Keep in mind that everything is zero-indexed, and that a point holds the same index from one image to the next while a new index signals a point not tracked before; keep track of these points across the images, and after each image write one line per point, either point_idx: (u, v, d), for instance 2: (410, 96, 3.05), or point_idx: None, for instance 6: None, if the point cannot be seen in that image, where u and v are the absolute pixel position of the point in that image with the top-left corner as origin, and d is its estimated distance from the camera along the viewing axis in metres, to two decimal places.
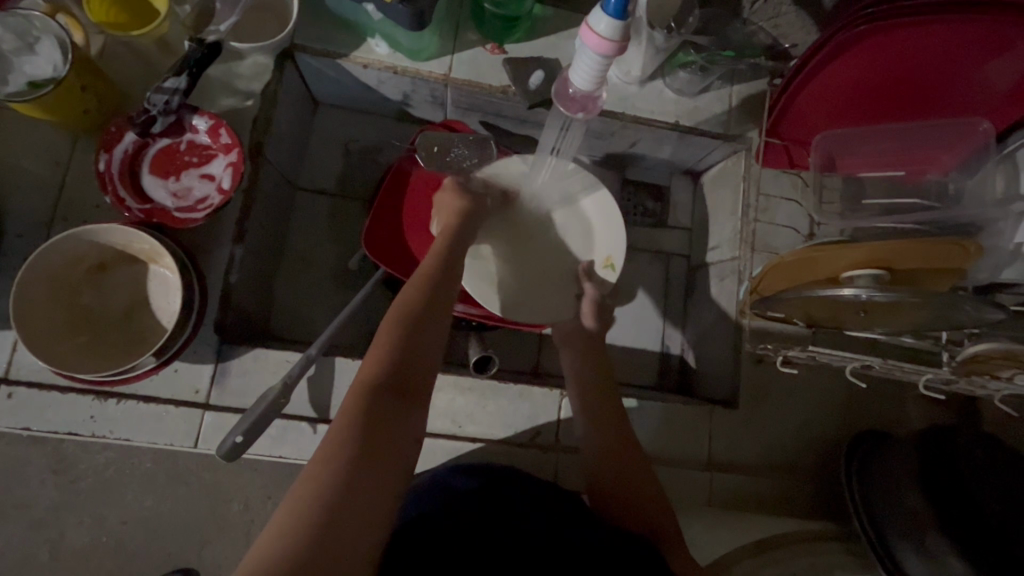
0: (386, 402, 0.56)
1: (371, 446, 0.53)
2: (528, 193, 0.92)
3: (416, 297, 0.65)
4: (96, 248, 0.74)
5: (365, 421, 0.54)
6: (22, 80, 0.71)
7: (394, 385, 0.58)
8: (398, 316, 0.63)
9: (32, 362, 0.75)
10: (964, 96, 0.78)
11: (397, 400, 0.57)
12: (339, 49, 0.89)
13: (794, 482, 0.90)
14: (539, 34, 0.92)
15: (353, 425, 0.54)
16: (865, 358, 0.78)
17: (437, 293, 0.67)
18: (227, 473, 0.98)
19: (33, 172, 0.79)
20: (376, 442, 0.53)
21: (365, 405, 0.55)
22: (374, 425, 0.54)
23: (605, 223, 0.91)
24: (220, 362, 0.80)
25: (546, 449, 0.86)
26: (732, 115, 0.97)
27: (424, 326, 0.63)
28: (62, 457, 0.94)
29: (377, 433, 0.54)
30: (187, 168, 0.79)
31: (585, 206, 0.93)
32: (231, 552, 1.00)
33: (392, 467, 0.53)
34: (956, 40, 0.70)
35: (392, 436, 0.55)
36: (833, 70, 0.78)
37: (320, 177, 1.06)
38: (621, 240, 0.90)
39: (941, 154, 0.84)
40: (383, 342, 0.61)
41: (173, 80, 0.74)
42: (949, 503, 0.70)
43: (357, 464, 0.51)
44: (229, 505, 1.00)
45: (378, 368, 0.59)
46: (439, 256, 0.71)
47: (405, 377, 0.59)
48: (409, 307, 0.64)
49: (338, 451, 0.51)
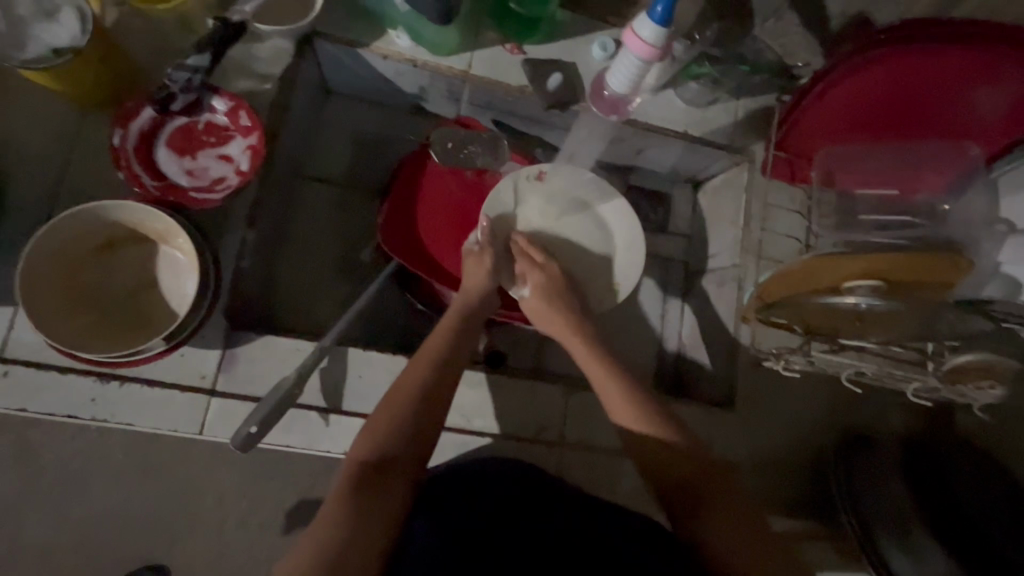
0: (374, 480, 0.62)
1: (356, 525, 0.58)
2: (549, 189, 0.91)
3: (418, 380, 0.69)
4: (106, 226, 0.73)
5: (354, 498, 0.60)
6: (39, 47, 0.68)
7: (385, 464, 0.64)
8: (399, 400, 0.68)
9: (28, 341, 0.73)
10: (952, 121, 0.83)
11: (385, 481, 0.63)
12: (360, 39, 0.88)
13: (784, 480, 0.93)
14: (558, 37, 0.93)
15: (343, 493, 0.61)
16: (864, 345, 0.78)
17: (438, 380, 0.70)
18: (206, 466, 0.94)
19: (38, 142, 0.77)
20: (359, 524, 0.59)
21: (356, 481, 0.62)
22: (364, 501, 0.60)
23: (621, 240, 0.91)
24: (228, 348, 0.78)
25: (552, 444, 0.87)
26: (737, 127, 1.00)
27: (425, 413, 0.68)
28: (30, 444, 0.89)
29: (363, 503, 0.60)
30: (204, 148, 0.78)
31: (600, 213, 0.92)
32: (206, 546, 0.96)
33: (367, 546, 0.58)
34: (956, 70, 0.75)
35: (374, 512, 0.60)
36: (840, 92, 0.82)
37: (328, 166, 1.05)
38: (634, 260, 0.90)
39: (932, 174, 0.87)
40: (383, 420, 0.66)
41: (195, 57, 0.74)
42: (931, 507, 0.75)
43: (342, 542, 0.57)
44: (205, 498, 0.95)
45: (376, 443, 0.65)
46: (453, 326, 0.77)
47: (392, 458, 0.64)
48: (409, 393, 0.68)
49: (327, 527, 0.57)
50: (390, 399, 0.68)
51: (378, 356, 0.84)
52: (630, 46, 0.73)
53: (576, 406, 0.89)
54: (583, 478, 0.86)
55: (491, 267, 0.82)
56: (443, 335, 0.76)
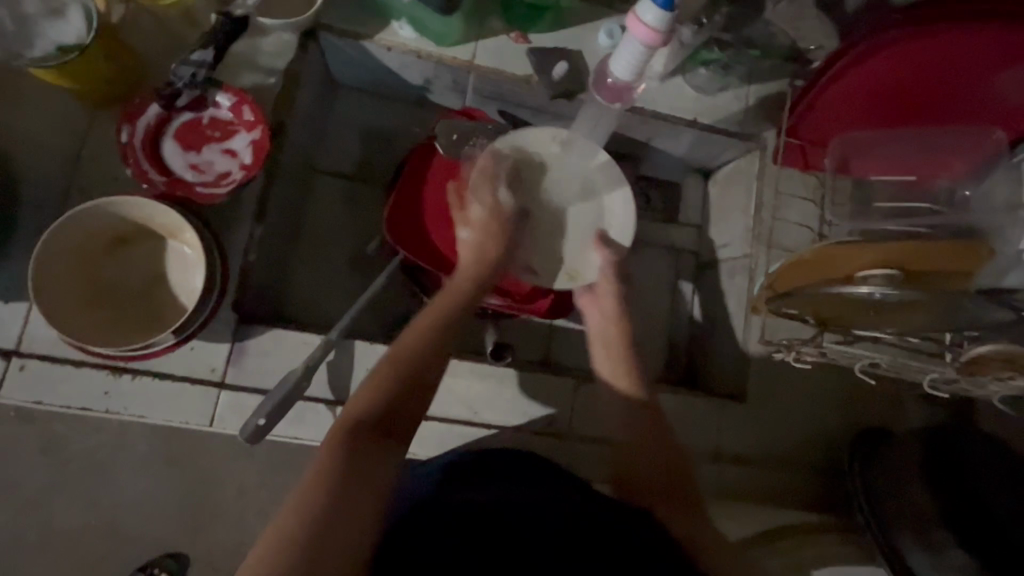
0: (365, 446, 0.58)
1: (343, 501, 0.54)
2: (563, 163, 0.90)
3: (412, 347, 0.66)
4: (117, 221, 0.74)
5: (342, 465, 0.56)
6: (48, 45, 0.70)
7: (378, 430, 0.60)
8: (389, 367, 0.65)
9: (43, 336, 0.75)
10: (972, 104, 0.80)
11: (376, 447, 0.59)
12: (365, 31, 0.88)
13: (798, 472, 0.92)
14: (564, 25, 0.92)
15: (331, 458, 0.57)
16: (878, 336, 0.75)
17: (431, 351, 0.67)
18: (221, 457, 0.95)
19: (50, 140, 0.78)
20: (351, 505, 0.54)
21: (348, 448, 0.58)
22: (352, 466, 0.57)
23: (616, 228, 0.89)
24: (237, 341, 0.79)
25: (560, 437, 0.87)
26: (748, 114, 0.98)
27: (417, 385, 0.65)
28: (51, 435, 0.91)
29: (352, 468, 0.56)
30: (209, 143, 0.78)
31: (606, 199, 0.90)
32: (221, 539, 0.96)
33: (354, 525, 0.53)
34: (974, 52, 0.73)
35: (366, 480, 0.56)
36: (855, 75, 0.79)
37: (335, 160, 1.04)
38: (620, 237, 0.88)
39: (957, 158, 0.84)
40: (380, 386, 0.63)
41: (200, 53, 0.75)
42: (952, 497, 0.73)
43: (322, 522, 0.52)
44: (222, 488, 0.95)
45: (365, 409, 0.61)
46: (451, 297, 0.74)
47: (382, 424, 0.61)
48: (399, 361, 0.65)
49: (308, 503, 0.53)
50: (387, 362, 0.65)
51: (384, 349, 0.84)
52: (633, 32, 0.71)
53: (585, 399, 0.88)
54: (592, 469, 0.86)
55: (500, 258, 0.81)
56: (439, 302, 0.73)
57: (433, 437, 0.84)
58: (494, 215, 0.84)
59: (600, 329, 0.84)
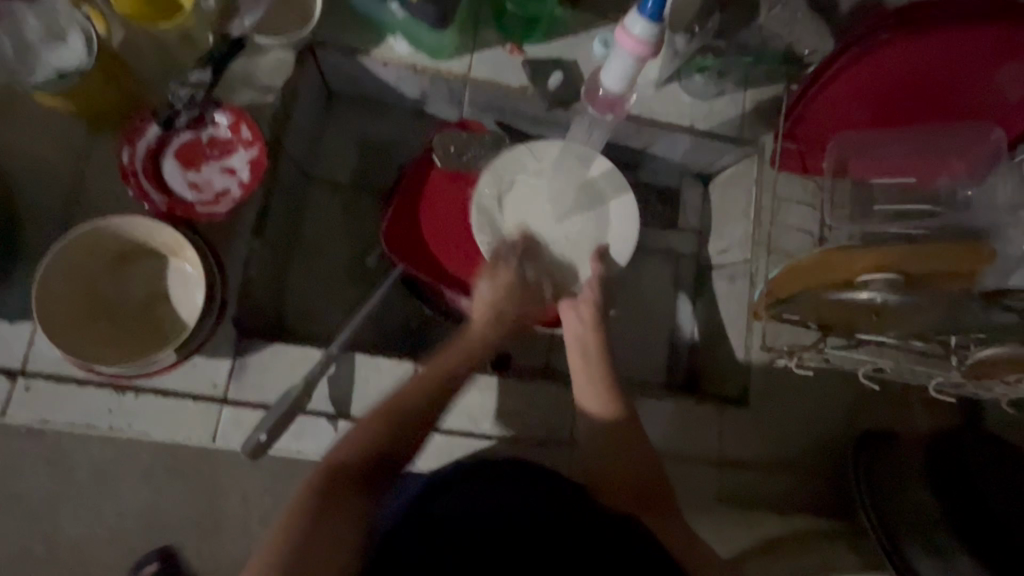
0: (343, 504, 0.62)
1: (304, 558, 0.58)
2: (566, 173, 0.92)
3: (410, 398, 0.69)
4: (117, 241, 0.75)
5: (311, 521, 0.60)
6: (48, 70, 0.71)
7: (358, 485, 0.64)
8: (382, 422, 0.67)
9: (47, 355, 0.76)
10: (967, 103, 0.80)
11: (346, 502, 0.62)
12: (360, 46, 0.89)
13: (800, 480, 0.91)
14: (558, 34, 0.92)
15: (304, 508, 0.61)
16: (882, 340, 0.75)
17: (425, 406, 0.69)
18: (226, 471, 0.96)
19: (54, 162, 0.80)
20: (308, 568, 0.58)
21: (322, 498, 0.62)
22: (321, 514, 0.61)
23: (616, 238, 0.90)
24: (238, 357, 0.80)
25: (561, 446, 0.86)
26: (745, 119, 0.98)
27: (401, 439, 0.68)
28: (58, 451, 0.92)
29: (321, 517, 0.60)
30: (207, 161, 0.79)
31: (607, 208, 0.91)
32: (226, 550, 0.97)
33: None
34: (968, 52, 0.74)
35: (333, 528, 0.60)
36: (852, 77, 0.79)
37: (334, 174, 1.05)
38: (618, 257, 0.89)
39: (954, 159, 0.82)
40: (365, 441, 0.66)
41: (198, 75, 0.80)
42: (956, 505, 0.72)
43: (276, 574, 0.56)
44: (227, 500, 0.96)
45: (346, 457, 0.65)
46: (459, 352, 0.75)
47: (358, 475, 0.64)
48: (393, 413, 0.68)
49: (274, 549, 0.58)
50: (371, 418, 0.68)
51: (384, 361, 0.84)
52: (622, 45, 0.71)
53: None
54: None
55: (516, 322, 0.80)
56: (448, 357, 0.74)
57: (434, 449, 0.85)
58: (513, 284, 0.83)
59: (583, 337, 0.83)
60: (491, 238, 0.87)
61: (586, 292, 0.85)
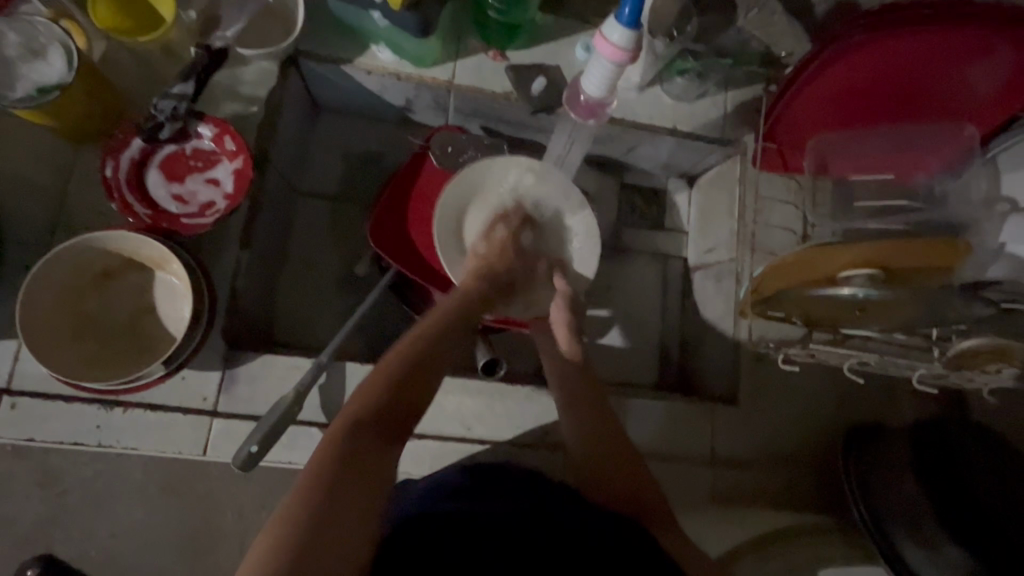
0: (372, 450, 0.57)
1: (340, 500, 0.52)
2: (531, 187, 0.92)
3: (419, 342, 0.68)
4: (102, 256, 0.75)
5: (346, 464, 0.54)
6: (28, 86, 0.71)
7: (381, 433, 0.60)
8: (397, 357, 0.66)
9: (33, 373, 0.75)
10: (940, 102, 0.82)
11: (378, 448, 0.58)
12: (343, 55, 0.90)
13: (788, 475, 0.91)
14: (541, 40, 0.93)
15: (337, 449, 0.55)
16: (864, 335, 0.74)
17: (436, 350, 0.69)
18: None
19: (36, 179, 0.80)
20: (340, 519, 0.51)
21: (353, 440, 0.57)
22: (357, 449, 0.56)
23: (576, 252, 0.91)
24: (227, 369, 0.79)
25: (553, 449, 0.87)
26: (727, 120, 0.99)
27: (419, 379, 0.66)
28: None
29: (357, 455, 0.56)
30: (192, 173, 0.79)
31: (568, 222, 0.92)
32: None
33: (351, 527, 0.51)
34: (939, 51, 0.75)
35: (371, 466, 0.56)
36: (829, 75, 0.81)
37: (322, 184, 1.05)
38: (582, 269, 0.90)
39: (928, 156, 0.84)
40: (376, 388, 0.63)
41: (180, 86, 0.75)
42: (941, 492, 0.73)
43: (318, 515, 0.49)
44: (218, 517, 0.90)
45: (372, 397, 0.62)
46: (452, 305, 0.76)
47: (389, 415, 0.62)
48: (407, 354, 0.67)
49: (302, 504, 0.50)
50: (380, 370, 0.65)
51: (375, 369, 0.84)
52: (602, 51, 0.72)
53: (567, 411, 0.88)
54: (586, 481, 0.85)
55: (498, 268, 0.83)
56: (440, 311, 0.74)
57: (429, 455, 0.85)
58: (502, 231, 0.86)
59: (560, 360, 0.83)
60: (491, 236, 0.86)
61: (554, 311, 0.85)
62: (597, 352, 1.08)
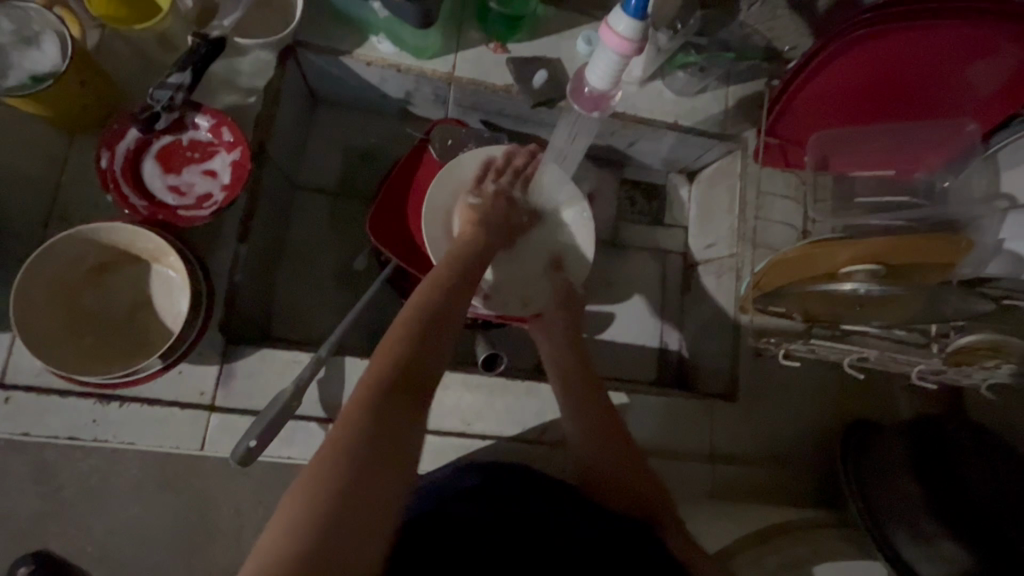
0: (395, 415, 0.52)
1: (362, 476, 0.48)
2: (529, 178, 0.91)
3: (429, 299, 0.63)
4: (97, 248, 0.74)
5: (367, 434, 0.50)
6: (22, 75, 0.70)
7: (404, 392, 0.54)
8: (409, 316, 0.60)
9: (27, 366, 0.74)
10: (943, 98, 0.81)
11: (405, 414, 0.53)
12: (342, 46, 0.88)
13: (785, 471, 0.92)
14: (542, 33, 0.93)
15: (357, 419, 0.51)
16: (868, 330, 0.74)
17: (450, 306, 0.63)
18: None
19: (29, 170, 0.78)
20: (365, 493, 0.47)
21: (373, 407, 0.52)
22: (378, 417, 0.51)
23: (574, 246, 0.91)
24: (225, 363, 0.79)
25: (553, 445, 0.87)
26: (728, 115, 0.99)
27: (436, 336, 0.60)
28: None
29: (378, 422, 0.51)
30: (188, 165, 0.78)
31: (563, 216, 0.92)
32: None
33: (376, 499, 0.48)
34: (945, 46, 0.74)
35: (395, 431, 0.51)
36: (832, 71, 0.80)
37: (320, 177, 1.04)
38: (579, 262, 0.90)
39: (925, 153, 0.84)
40: (390, 350, 0.57)
41: (176, 76, 0.74)
42: (939, 488, 0.73)
43: (337, 495, 0.46)
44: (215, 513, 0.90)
45: (390, 356, 0.56)
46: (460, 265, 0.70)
47: (411, 374, 0.56)
48: (417, 313, 0.61)
49: (319, 485, 0.46)
50: (394, 329, 0.59)
51: None
52: (607, 42, 0.72)
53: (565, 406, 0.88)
54: None
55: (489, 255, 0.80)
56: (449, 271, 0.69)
57: (428, 451, 0.84)
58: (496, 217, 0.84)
59: (563, 363, 0.81)
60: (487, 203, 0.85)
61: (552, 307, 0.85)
62: (597, 347, 1.08)
